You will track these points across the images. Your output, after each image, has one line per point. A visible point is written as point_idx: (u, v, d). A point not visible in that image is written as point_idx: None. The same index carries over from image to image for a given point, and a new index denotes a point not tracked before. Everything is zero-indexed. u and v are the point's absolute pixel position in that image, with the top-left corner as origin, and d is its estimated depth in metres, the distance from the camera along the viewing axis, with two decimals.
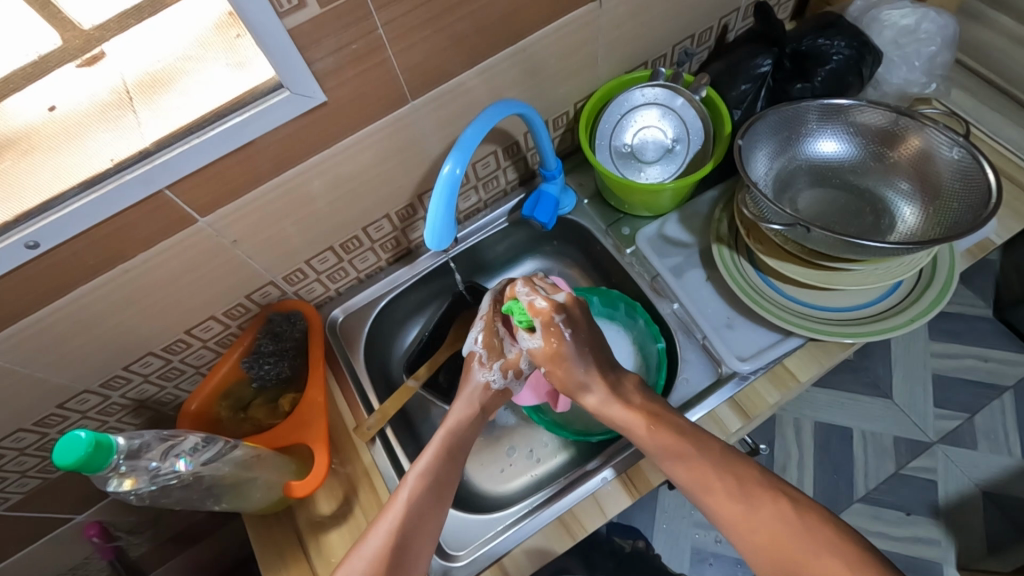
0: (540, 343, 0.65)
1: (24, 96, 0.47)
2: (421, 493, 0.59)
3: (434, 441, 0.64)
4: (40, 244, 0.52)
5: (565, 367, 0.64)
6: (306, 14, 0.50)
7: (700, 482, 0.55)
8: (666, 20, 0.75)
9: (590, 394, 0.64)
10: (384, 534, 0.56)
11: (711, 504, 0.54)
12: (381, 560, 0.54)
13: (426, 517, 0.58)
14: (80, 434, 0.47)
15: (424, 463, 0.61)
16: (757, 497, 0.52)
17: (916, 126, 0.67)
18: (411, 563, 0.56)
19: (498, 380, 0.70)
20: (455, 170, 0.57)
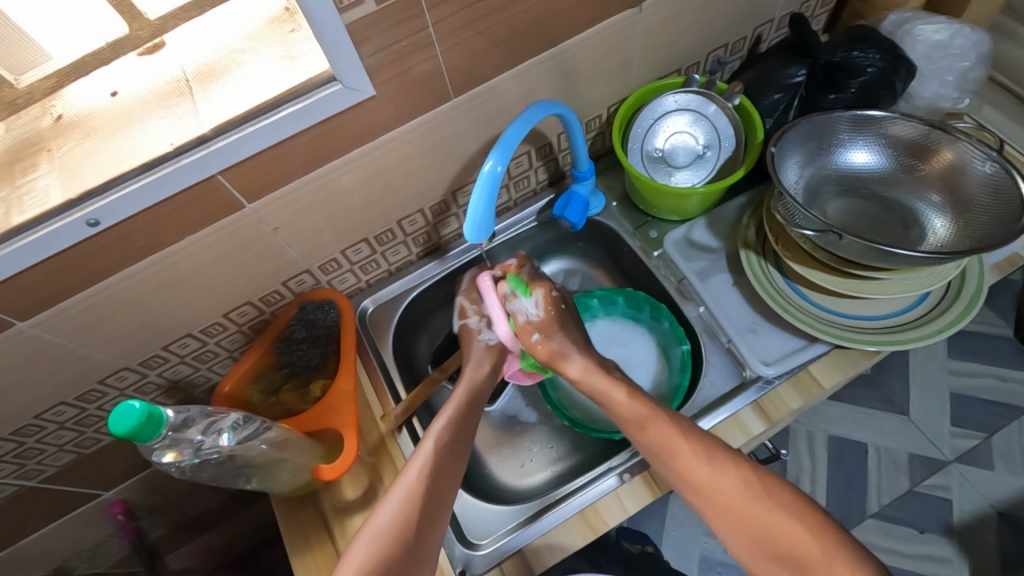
0: (539, 314, 0.69)
1: (93, 79, 0.52)
2: (445, 448, 0.61)
3: (453, 400, 0.66)
4: (100, 222, 0.54)
5: (551, 340, 0.68)
6: (362, 11, 0.52)
7: (672, 449, 0.58)
8: (702, 27, 0.77)
9: (576, 362, 0.67)
10: (416, 477, 0.58)
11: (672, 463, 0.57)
12: (417, 498, 0.57)
13: (450, 465, 0.61)
14: (134, 403, 0.49)
15: (442, 422, 0.63)
16: (723, 463, 0.56)
17: (949, 140, 0.68)
18: (442, 509, 0.58)
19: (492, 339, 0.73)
20: (496, 168, 0.58)
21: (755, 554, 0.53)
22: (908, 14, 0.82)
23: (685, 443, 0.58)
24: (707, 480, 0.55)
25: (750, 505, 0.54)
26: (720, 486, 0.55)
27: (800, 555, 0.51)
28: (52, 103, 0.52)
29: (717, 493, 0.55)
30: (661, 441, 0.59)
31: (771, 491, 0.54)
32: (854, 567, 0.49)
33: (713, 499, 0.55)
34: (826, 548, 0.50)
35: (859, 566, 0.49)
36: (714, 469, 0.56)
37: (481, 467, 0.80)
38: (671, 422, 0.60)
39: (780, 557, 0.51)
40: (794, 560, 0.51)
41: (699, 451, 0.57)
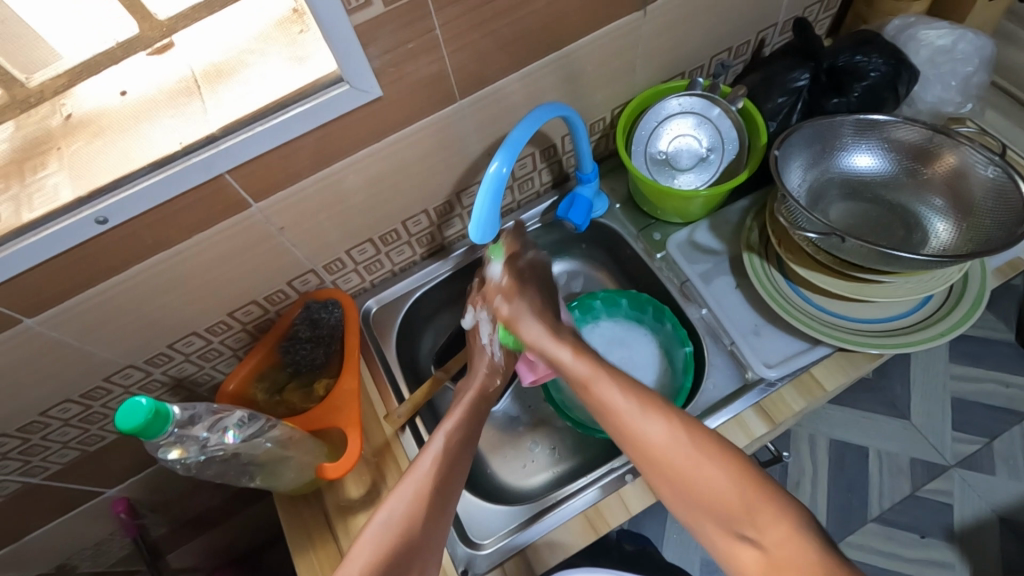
0: (499, 275, 0.70)
1: (103, 79, 0.54)
2: (452, 449, 0.61)
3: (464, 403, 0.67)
4: (109, 220, 0.54)
5: (512, 302, 0.67)
6: (370, 13, 0.52)
7: (604, 400, 0.55)
8: (706, 31, 0.77)
9: (533, 327, 0.65)
10: (425, 476, 0.58)
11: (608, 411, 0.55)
12: (427, 495, 0.56)
13: (458, 464, 0.60)
14: (141, 400, 0.49)
15: (453, 422, 0.63)
16: (655, 416, 0.53)
17: (951, 145, 0.68)
18: (450, 506, 0.58)
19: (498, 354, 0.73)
20: (502, 169, 0.58)
21: (684, 507, 0.49)
22: (913, 18, 0.82)
23: (616, 397, 0.55)
24: (634, 434, 0.52)
25: (675, 455, 0.50)
26: (647, 437, 0.52)
27: (725, 506, 0.47)
28: (61, 102, 0.53)
29: (645, 448, 0.52)
30: (598, 394, 0.56)
31: (698, 440, 0.50)
32: (780, 520, 0.45)
33: (641, 452, 0.52)
34: (752, 498, 0.46)
35: (786, 517, 0.45)
36: (647, 420, 0.53)
37: (484, 468, 0.80)
38: (600, 376, 0.57)
39: (707, 510, 0.48)
40: (720, 513, 0.47)
41: (628, 402, 0.54)
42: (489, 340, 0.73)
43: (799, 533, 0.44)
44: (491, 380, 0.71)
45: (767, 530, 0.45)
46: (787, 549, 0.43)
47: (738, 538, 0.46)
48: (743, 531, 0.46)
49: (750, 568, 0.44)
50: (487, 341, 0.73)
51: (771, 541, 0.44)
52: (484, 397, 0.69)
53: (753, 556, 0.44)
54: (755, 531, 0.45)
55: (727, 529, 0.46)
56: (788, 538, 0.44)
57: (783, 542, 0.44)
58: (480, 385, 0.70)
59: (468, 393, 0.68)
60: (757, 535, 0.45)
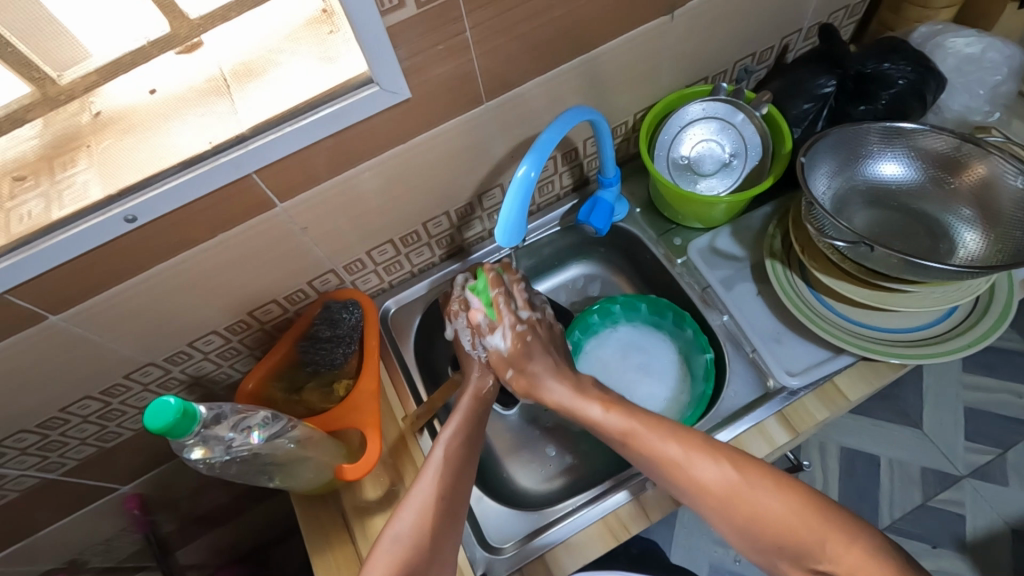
0: (505, 345, 0.71)
1: (129, 78, 0.52)
2: (455, 455, 0.64)
3: (461, 410, 0.69)
4: (137, 219, 0.54)
5: (525, 373, 0.71)
6: (403, 14, 0.52)
7: (650, 448, 0.59)
8: (732, 36, 0.77)
9: (555, 388, 0.69)
10: (430, 489, 0.61)
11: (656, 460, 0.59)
12: (430, 510, 0.59)
13: (460, 471, 0.63)
14: (170, 400, 0.49)
15: (451, 431, 0.66)
16: (703, 458, 0.57)
17: (980, 155, 0.67)
18: (459, 512, 0.61)
19: (484, 354, 0.74)
20: (530, 173, 0.58)
21: (750, 541, 0.55)
22: (940, 26, 0.82)
23: (664, 441, 0.59)
24: (689, 478, 0.57)
25: (733, 495, 0.55)
26: (703, 480, 0.56)
27: (792, 539, 0.52)
28: (89, 100, 0.52)
29: (701, 491, 0.56)
30: (642, 443, 0.60)
31: (753, 478, 0.55)
32: (852, 544, 0.50)
33: (699, 493, 0.56)
34: (818, 528, 0.52)
35: (856, 542, 0.51)
36: (698, 462, 0.57)
37: (500, 471, 0.80)
38: (644, 429, 0.61)
39: (777, 543, 0.53)
40: (792, 549, 0.52)
41: (675, 448, 0.58)
42: (472, 347, 0.75)
43: (871, 556, 0.50)
44: (484, 383, 0.73)
45: (838, 552, 0.50)
46: (862, 574, 0.49)
47: (812, 570, 0.52)
48: (817, 563, 0.51)
49: None
50: (471, 348, 0.75)
51: (845, 568, 0.50)
52: (479, 401, 0.71)
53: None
54: (829, 559, 0.51)
55: (801, 564, 0.52)
56: (862, 561, 0.49)
57: (856, 568, 0.49)
58: (474, 389, 0.72)
59: (464, 399, 0.71)
60: (829, 564, 0.51)
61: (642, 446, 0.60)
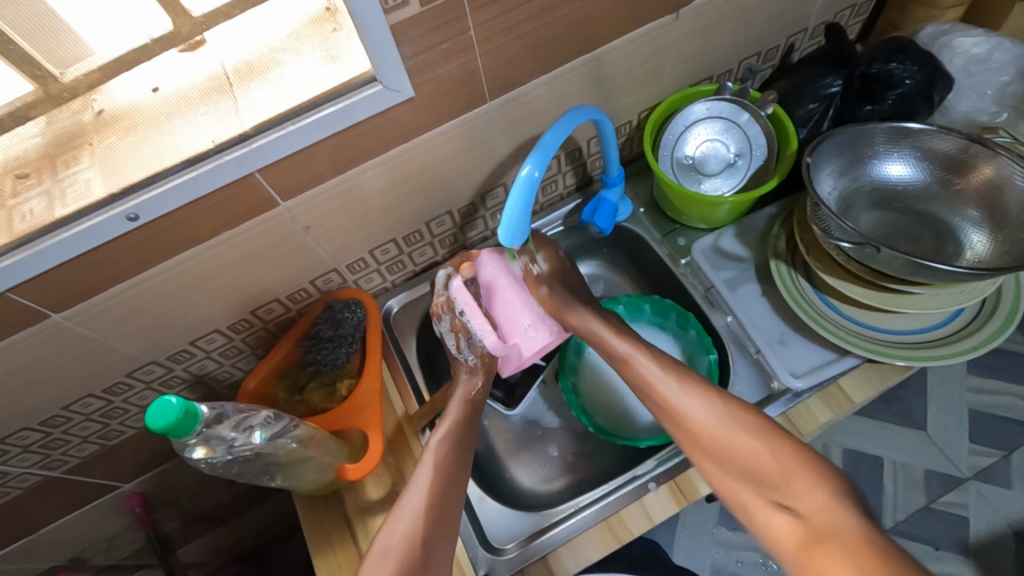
0: (542, 268, 0.74)
1: (134, 75, 0.53)
2: (445, 459, 0.64)
3: (450, 411, 0.69)
4: (140, 217, 0.54)
5: (559, 290, 0.74)
6: (407, 12, 0.52)
7: (648, 381, 0.63)
8: (737, 35, 0.76)
9: (576, 312, 0.72)
10: (421, 499, 0.60)
11: (652, 390, 0.63)
12: (422, 519, 0.58)
13: (451, 482, 0.62)
14: (171, 399, 0.49)
15: (441, 433, 0.66)
16: (695, 393, 0.60)
17: (988, 156, 0.67)
18: (452, 521, 0.60)
19: (472, 359, 0.73)
20: (534, 173, 0.58)
21: (722, 476, 0.55)
22: (946, 26, 0.81)
23: (662, 379, 0.63)
24: (677, 410, 0.60)
25: (714, 428, 0.57)
26: (689, 414, 0.59)
27: (764, 474, 0.53)
28: (92, 98, 0.52)
29: (684, 419, 0.59)
30: (644, 380, 0.64)
31: (737, 415, 0.57)
32: (816, 490, 0.50)
33: (683, 426, 0.59)
34: (786, 466, 0.52)
35: (821, 485, 0.50)
36: (689, 397, 0.60)
37: (502, 472, 0.80)
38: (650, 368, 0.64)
39: (748, 478, 0.54)
40: (760, 479, 0.53)
41: (670, 382, 0.62)
42: (457, 350, 0.74)
43: (835, 499, 0.49)
44: (473, 385, 0.73)
45: (801, 493, 0.50)
46: (822, 515, 0.48)
47: (774, 505, 0.51)
48: (782, 499, 0.51)
49: (786, 531, 0.50)
50: (456, 351, 0.74)
51: (807, 507, 0.49)
52: (471, 405, 0.71)
53: (789, 522, 0.49)
54: (792, 496, 0.50)
55: (765, 498, 0.52)
56: (821, 504, 0.49)
57: (817, 508, 0.49)
58: (463, 391, 0.72)
59: (454, 402, 0.70)
60: (793, 501, 0.50)
61: (644, 379, 0.64)
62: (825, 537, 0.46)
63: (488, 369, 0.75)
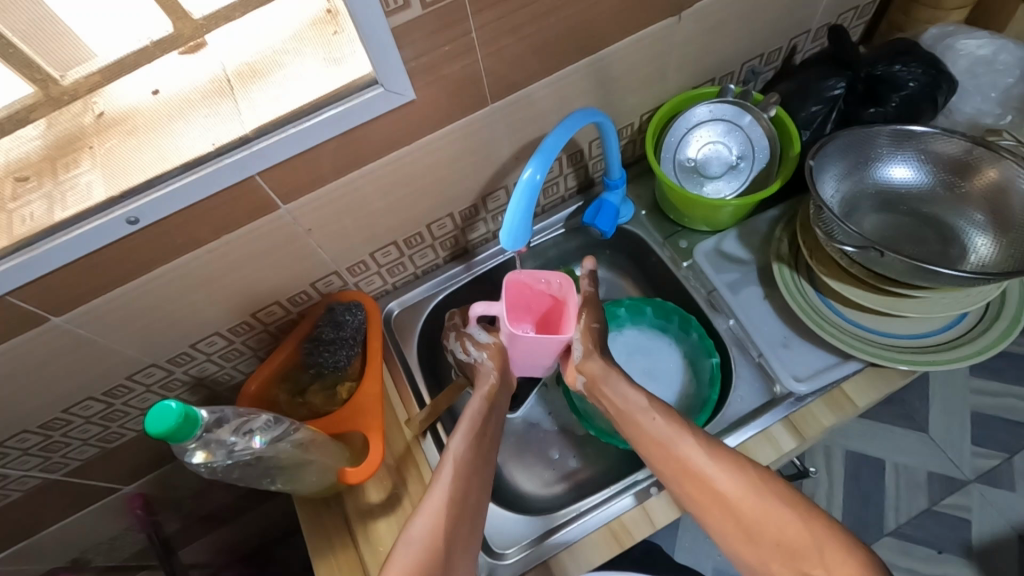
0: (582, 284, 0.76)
1: (136, 77, 0.52)
2: (466, 460, 0.63)
3: (470, 415, 0.68)
4: (140, 220, 0.54)
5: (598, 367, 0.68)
6: (408, 15, 0.51)
7: (671, 454, 0.61)
8: (740, 37, 0.76)
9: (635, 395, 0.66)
10: (444, 492, 0.60)
11: (673, 461, 0.60)
12: (446, 510, 0.58)
13: (474, 479, 0.63)
14: (171, 404, 0.49)
15: (461, 438, 0.65)
16: (717, 456, 0.59)
17: (992, 158, 0.67)
18: (472, 526, 0.60)
19: (479, 354, 0.72)
20: (536, 175, 0.58)
21: (749, 547, 0.55)
22: (950, 27, 0.81)
23: (677, 439, 0.61)
24: (699, 477, 0.58)
25: (732, 493, 0.57)
26: (708, 474, 0.58)
27: (797, 550, 0.52)
28: (93, 100, 0.52)
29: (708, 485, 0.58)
30: (658, 451, 0.62)
31: (759, 481, 0.57)
32: (849, 558, 0.50)
33: (705, 490, 0.58)
34: (819, 537, 0.52)
35: (854, 556, 0.50)
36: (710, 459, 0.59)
37: (502, 476, 0.80)
38: (669, 435, 0.61)
39: (776, 545, 0.53)
40: (788, 551, 0.53)
41: (693, 447, 0.60)
42: (465, 352, 0.73)
43: (868, 569, 0.49)
44: (491, 379, 0.71)
45: (834, 563, 0.50)
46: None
47: None
48: (810, 570, 0.51)
49: None
50: (464, 354, 0.73)
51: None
52: (492, 404, 0.70)
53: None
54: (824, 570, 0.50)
55: (797, 571, 0.52)
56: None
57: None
58: (487, 389, 0.70)
59: (474, 403, 0.69)
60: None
61: (657, 449, 0.62)
62: None
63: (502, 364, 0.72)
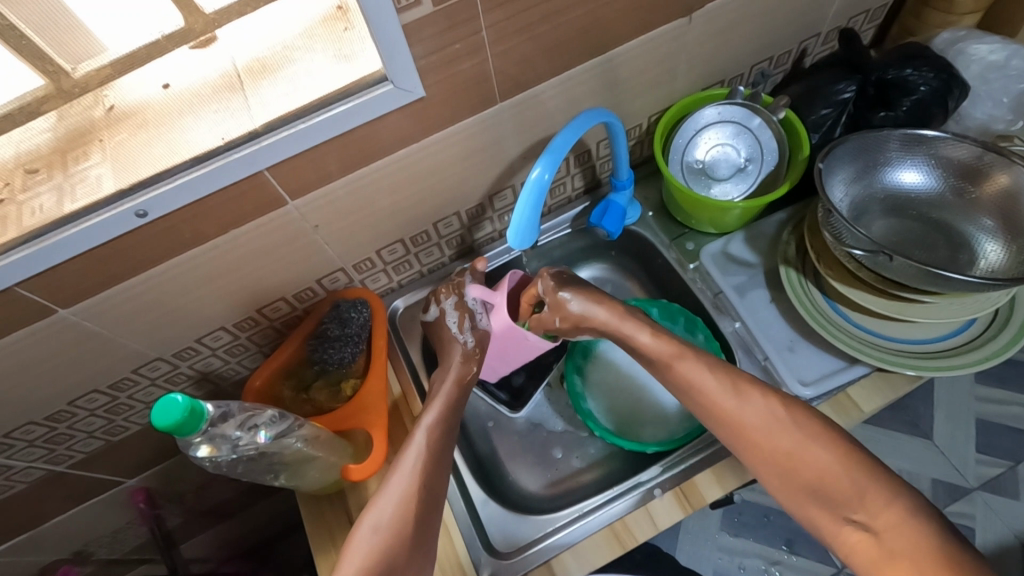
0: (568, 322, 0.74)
1: (143, 71, 0.52)
2: (435, 440, 0.65)
3: (441, 395, 0.69)
4: (148, 214, 0.54)
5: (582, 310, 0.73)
6: (420, 12, 0.51)
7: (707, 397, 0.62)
8: (751, 39, 0.75)
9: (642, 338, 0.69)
10: (411, 479, 0.61)
11: (709, 404, 0.62)
12: (412, 501, 0.60)
13: (440, 463, 0.64)
14: (177, 397, 0.49)
15: (431, 417, 0.67)
16: (752, 397, 0.61)
17: (1004, 164, 0.66)
18: (436, 505, 0.61)
19: (470, 340, 0.74)
20: (544, 176, 0.58)
21: (787, 488, 0.57)
22: (962, 32, 0.81)
23: (712, 382, 0.62)
24: (732, 416, 0.60)
25: (775, 437, 0.58)
26: (749, 421, 0.59)
27: (835, 491, 0.54)
28: (103, 93, 0.52)
29: (743, 427, 0.60)
30: (690, 396, 0.64)
31: (799, 423, 0.58)
32: (892, 505, 0.52)
33: (740, 431, 0.60)
34: (858, 482, 0.54)
35: (894, 502, 0.52)
36: (746, 406, 0.60)
37: (505, 475, 0.80)
38: (712, 386, 0.62)
39: (816, 490, 0.55)
40: (828, 494, 0.55)
41: (726, 386, 0.62)
42: (458, 330, 0.74)
43: (911, 516, 0.51)
44: (468, 369, 0.72)
45: (876, 509, 0.52)
46: (897, 531, 0.51)
47: (844, 521, 0.54)
48: (852, 513, 0.53)
49: (859, 543, 0.52)
50: (456, 331, 0.74)
51: (882, 523, 0.52)
52: (462, 387, 0.71)
53: (861, 536, 0.52)
54: (865, 512, 0.53)
55: (836, 514, 0.54)
56: (900, 521, 0.51)
57: (893, 525, 0.51)
58: (457, 375, 0.72)
59: (446, 384, 0.71)
60: (865, 517, 0.53)
61: (688, 391, 0.64)
62: (903, 557, 0.49)
63: (483, 355, 0.74)
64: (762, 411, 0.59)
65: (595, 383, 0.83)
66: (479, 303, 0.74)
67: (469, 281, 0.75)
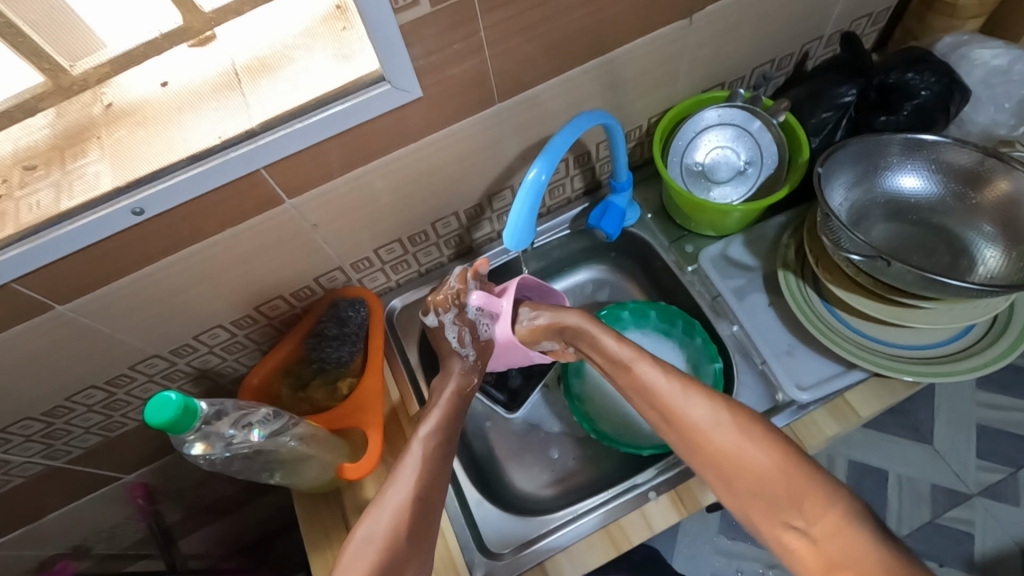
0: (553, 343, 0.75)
1: (143, 69, 0.53)
2: (434, 450, 0.65)
3: (441, 405, 0.70)
4: (145, 211, 0.54)
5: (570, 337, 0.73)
6: (417, 12, 0.51)
7: (655, 396, 0.62)
8: (753, 41, 0.75)
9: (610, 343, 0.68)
10: (407, 490, 0.61)
11: (659, 403, 0.61)
12: (407, 512, 0.59)
13: (438, 472, 0.64)
14: (171, 395, 0.49)
15: (429, 428, 0.67)
16: (697, 397, 0.59)
17: (1005, 170, 0.66)
18: (432, 515, 0.61)
19: (472, 354, 0.75)
20: (541, 177, 0.58)
21: (732, 493, 0.55)
22: (965, 37, 0.80)
23: (662, 382, 0.62)
24: (679, 415, 0.59)
25: (717, 440, 0.56)
26: (693, 423, 0.58)
27: (775, 494, 0.52)
28: (102, 91, 0.53)
29: (689, 427, 0.58)
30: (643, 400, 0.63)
31: (743, 424, 0.56)
32: (830, 509, 0.49)
33: (687, 432, 0.58)
34: (797, 483, 0.51)
35: (834, 506, 0.49)
36: (693, 404, 0.59)
37: (501, 476, 0.80)
38: (663, 388, 0.61)
39: (756, 494, 0.53)
40: (770, 497, 0.52)
41: (673, 385, 0.61)
42: (459, 344, 0.75)
43: (849, 521, 0.47)
44: (468, 379, 0.74)
45: (814, 514, 0.49)
46: (835, 538, 0.47)
47: (786, 526, 0.51)
48: (791, 519, 0.50)
49: (800, 553, 0.49)
50: (457, 345, 0.75)
51: (820, 530, 0.48)
52: (462, 398, 0.72)
53: (800, 542, 0.49)
54: (804, 518, 0.50)
55: (776, 518, 0.51)
56: (837, 526, 0.48)
57: (832, 532, 0.48)
58: (457, 386, 0.72)
59: (446, 394, 0.71)
60: (805, 523, 0.50)
61: (641, 392, 0.63)
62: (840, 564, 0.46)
63: (484, 366, 0.76)
64: (701, 413, 0.58)
65: (593, 385, 0.83)
66: (482, 311, 0.74)
67: (472, 288, 0.74)
